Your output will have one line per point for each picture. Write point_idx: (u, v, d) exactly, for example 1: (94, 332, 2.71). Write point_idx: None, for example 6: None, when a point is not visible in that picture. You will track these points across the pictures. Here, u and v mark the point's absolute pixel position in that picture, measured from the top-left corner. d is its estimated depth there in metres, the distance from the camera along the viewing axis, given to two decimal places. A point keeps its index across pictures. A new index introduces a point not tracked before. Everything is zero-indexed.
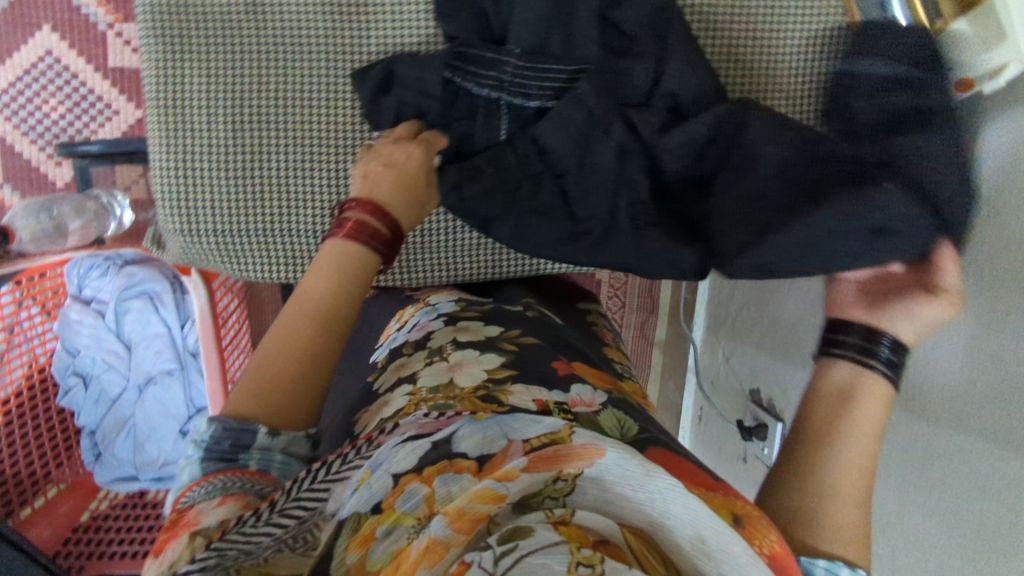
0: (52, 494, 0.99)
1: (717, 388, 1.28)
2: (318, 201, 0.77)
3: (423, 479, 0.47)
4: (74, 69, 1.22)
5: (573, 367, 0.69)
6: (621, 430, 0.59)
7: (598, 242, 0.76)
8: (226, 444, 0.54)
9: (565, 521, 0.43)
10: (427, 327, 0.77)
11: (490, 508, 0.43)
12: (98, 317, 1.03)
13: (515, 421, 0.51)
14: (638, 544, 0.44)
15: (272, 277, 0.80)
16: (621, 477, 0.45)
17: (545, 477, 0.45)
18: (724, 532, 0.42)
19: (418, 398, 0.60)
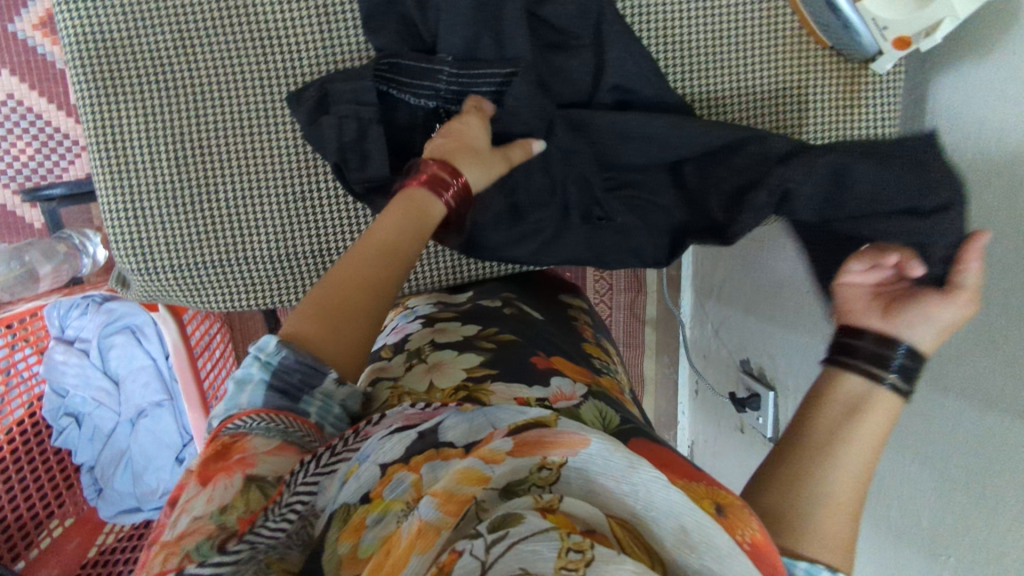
0: (58, 534, 1.01)
1: (709, 362, 1.28)
2: (273, 227, 0.76)
3: (410, 467, 0.45)
4: (38, 110, 1.23)
5: (555, 361, 0.64)
6: (606, 422, 0.55)
7: (551, 241, 0.76)
8: (293, 382, 0.54)
9: (552, 509, 0.40)
10: (405, 329, 0.73)
11: (477, 491, 0.41)
12: (84, 356, 1.06)
13: (500, 411, 0.48)
14: (625, 536, 0.39)
15: (237, 306, 0.80)
16: (604, 468, 0.42)
17: (531, 463, 0.43)
18: (709, 525, 0.39)
19: (400, 393, 0.59)
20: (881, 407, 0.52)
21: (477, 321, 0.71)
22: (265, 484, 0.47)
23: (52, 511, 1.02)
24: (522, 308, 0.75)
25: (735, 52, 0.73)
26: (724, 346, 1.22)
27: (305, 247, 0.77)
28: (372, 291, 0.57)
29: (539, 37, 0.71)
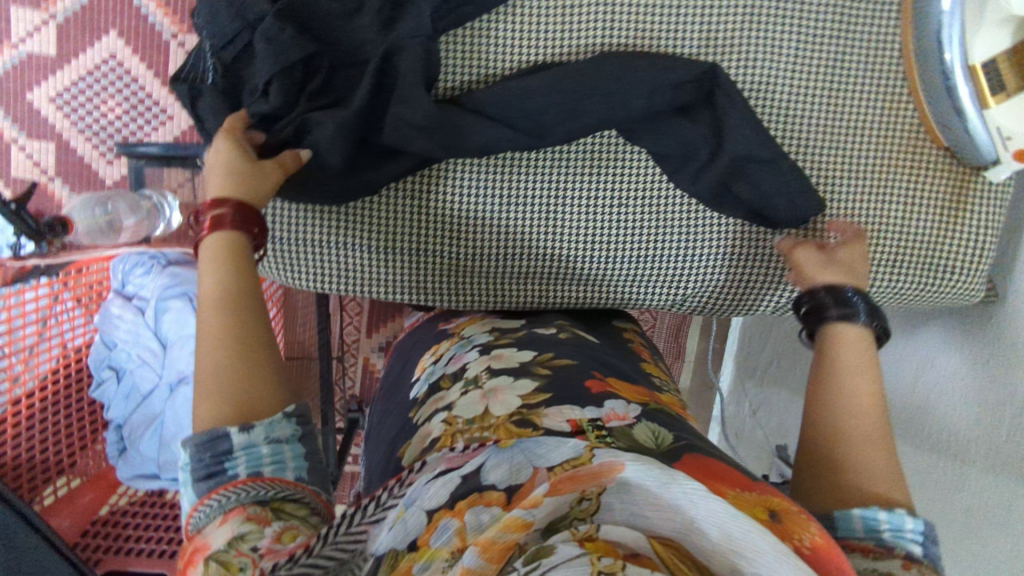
0: (74, 484, 1.00)
1: (743, 437, 1.26)
2: (389, 213, 0.68)
3: (455, 512, 0.36)
4: (135, 73, 1.18)
5: (608, 380, 0.54)
6: (657, 440, 0.45)
7: (702, 266, 0.72)
8: (206, 457, 0.42)
9: (591, 538, 0.34)
10: (462, 358, 0.61)
11: (519, 535, 0.34)
12: (138, 314, 1.04)
13: (538, 446, 0.40)
14: (671, 559, 0.35)
15: (321, 289, 0.71)
16: (642, 490, 0.37)
17: (569, 498, 0.36)
18: (752, 533, 0.34)
19: (454, 430, 0.48)
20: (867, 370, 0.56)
21: (533, 347, 0.61)
22: (217, 559, 0.37)
23: (64, 467, 0.99)
24: (578, 333, 0.66)
25: (852, 74, 0.70)
26: (760, 427, 1.20)
27: (420, 244, 0.70)
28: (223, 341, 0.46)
29: (679, 98, 0.64)
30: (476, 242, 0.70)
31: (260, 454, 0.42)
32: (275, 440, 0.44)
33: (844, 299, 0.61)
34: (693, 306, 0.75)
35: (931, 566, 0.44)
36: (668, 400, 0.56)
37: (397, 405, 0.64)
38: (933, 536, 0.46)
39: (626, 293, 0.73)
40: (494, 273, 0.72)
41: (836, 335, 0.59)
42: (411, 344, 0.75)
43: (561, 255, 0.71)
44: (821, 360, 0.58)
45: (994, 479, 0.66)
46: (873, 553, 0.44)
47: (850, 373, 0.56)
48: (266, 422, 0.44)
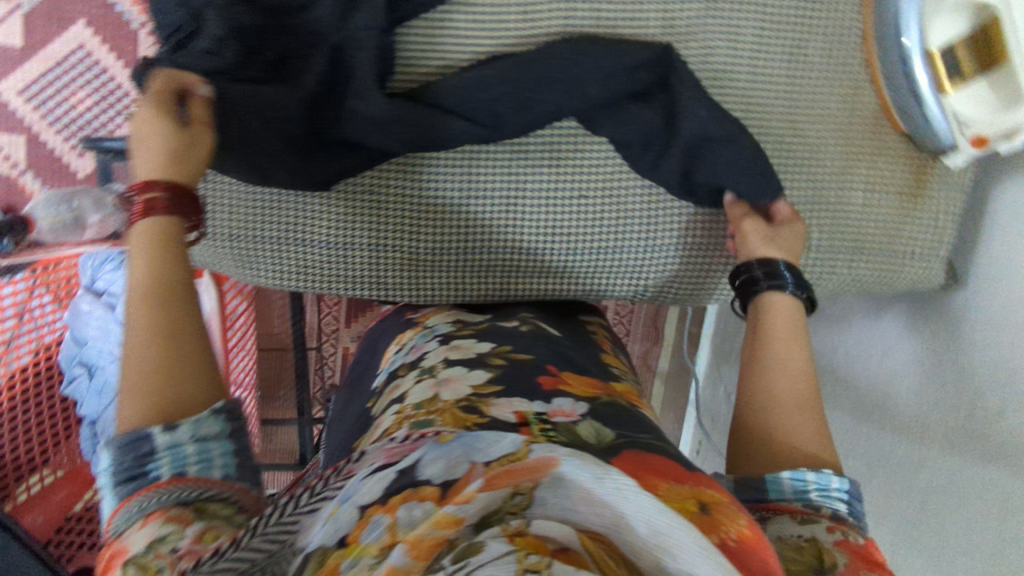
0: (47, 481, 1.00)
1: (716, 422, 1.28)
2: (348, 210, 0.68)
3: (387, 508, 0.38)
4: (104, 64, 1.16)
5: (563, 375, 0.55)
6: (598, 438, 0.47)
7: (664, 258, 0.72)
8: (128, 459, 0.43)
9: (521, 534, 0.36)
10: (422, 348, 0.61)
11: (447, 532, 0.36)
12: (108, 310, 0.99)
13: (477, 439, 0.41)
14: (599, 552, 0.37)
15: (284, 285, 0.71)
16: (577, 484, 0.38)
17: (503, 493, 0.38)
18: (680, 529, 0.35)
19: (402, 417, 0.49)
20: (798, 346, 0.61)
21: (494, 338, 0.61)
22: (137, 561, 0.38)
23: (36, 465, 0.99)
24: (540, 325, 0.66)
25: (814, 62, 0.69)
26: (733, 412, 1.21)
27: (385, 240, 0.70)
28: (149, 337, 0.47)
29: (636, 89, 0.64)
30: (437, 236, 0.70)
31: (184, 454, 0.44)
32: (200, 441, 0.45)
33: (778, 269, 0.64)
34: (659, 295, 0.76)
35: (854, 519, 0.52)
36: (621, 389, 0.58)
37: (360, 395, 0.64)
38: (854, 493, 0.53)
39: (590, 284, 0.74)
40: (458, 267, 0.72)
41: (773, 304, 0.64)
42: (378, 335, 0.75)
43: (526, 249, 0.72)
44: (760, 327, 0.63)
45: (947, 462, 0.67)
46: (799, 516, 0.51)
47: (782, 347, 0.61)
48: (191, 421, 0.45)
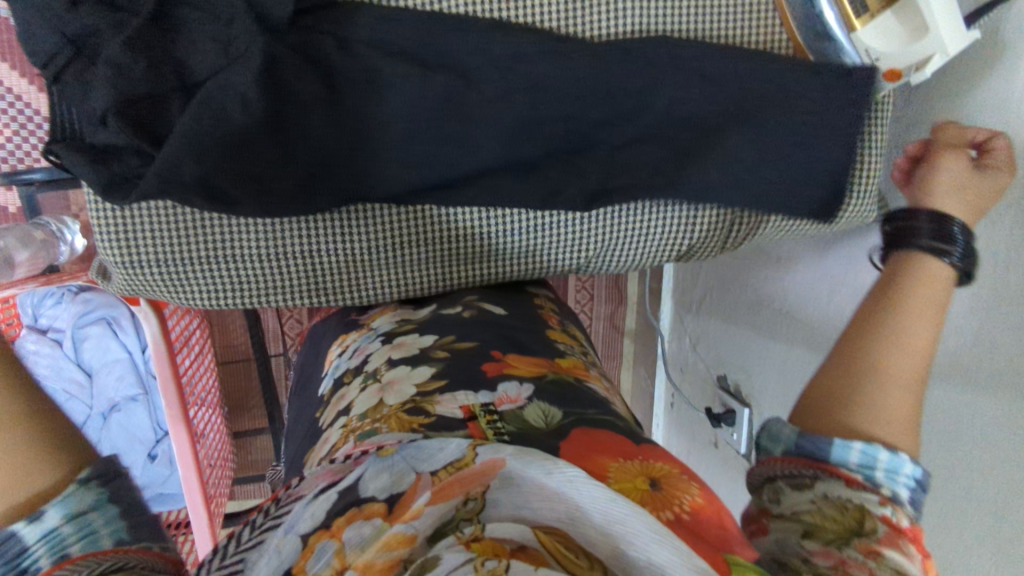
0: None
1: (686, 375, 1.30)
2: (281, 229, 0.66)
3: (333, 532, 0.36)
4: (12, 88, 1.07)
5: (507, 358, 0.55)
6: (546, 420, 0.46)
7: (604, 225, 0.71)
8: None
9: (477, 539, 0.36)
10: (366, 350, 0.61)
11: (401, 552, 0.35)
12: (56, 347, 1.02)
13: (419, 450, 0.41)
14: (555, 544, 0.37)
15: (224, 304, 0.69)
16: (529, 482, 0.38)
17: (454, 502, 0.38)
18: (630, 517, 0.36)
19: (349, 430, 0.48)
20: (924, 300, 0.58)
21: (441, 330, 0.60)
22: None
23: None
24: (484, 308, 0.65)
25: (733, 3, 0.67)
26: (701, 361, 1.23)
27: (315, 245, 0.67)
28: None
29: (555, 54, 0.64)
30: (375, 240, 0.68)
31: (63, 535, 0.34)
32: (72, 518, 0.35)
33: (946, 233, 0.60)
34: (606, 264, 0.76)
35: (911, 510, 0.48)
36: (568, 364, 0.58)
37: (308, 404, 0.64)
38: (922, 484, 0.49)
39: (536, 265, 0.74)
40: (402, 267, 0.70)
41: (927, 272, 0.60)
42: (320, 338, 0.76)
43: (461, 235, 0.69)
44: (901, 279, 0.60)
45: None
46: (855, 485, 0.48)
47: (916, 316, 0.57)
48: (56, 501, 0.35)
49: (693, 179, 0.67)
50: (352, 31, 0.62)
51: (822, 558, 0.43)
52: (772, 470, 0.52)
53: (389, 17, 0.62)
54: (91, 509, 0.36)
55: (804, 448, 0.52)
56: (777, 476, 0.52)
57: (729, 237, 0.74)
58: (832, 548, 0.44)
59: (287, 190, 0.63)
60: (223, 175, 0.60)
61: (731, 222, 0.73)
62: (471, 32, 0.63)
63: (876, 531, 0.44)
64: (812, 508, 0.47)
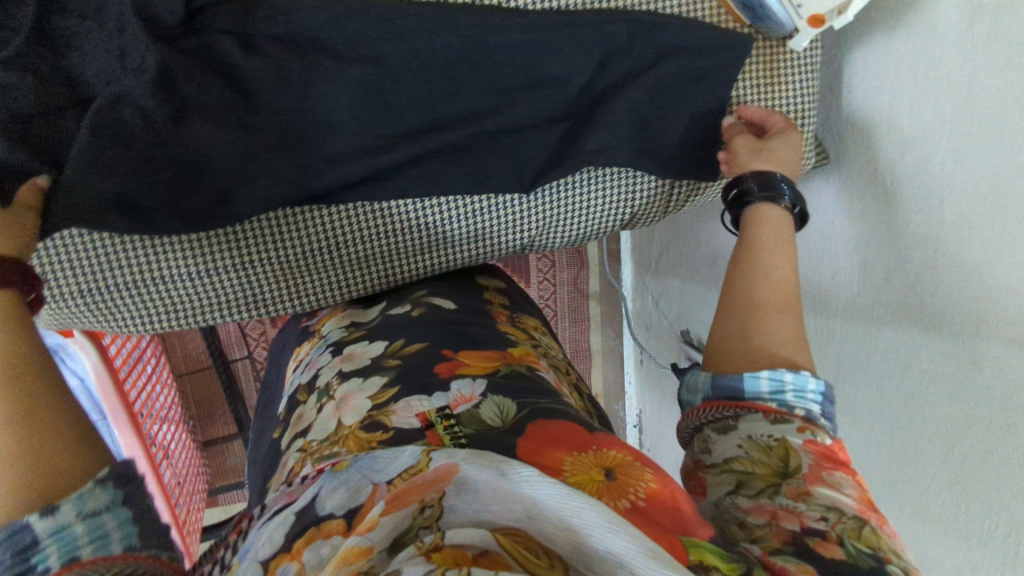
0: None
1: (652, 333, 1.30)
2: (208, 245, 0.63)
3: (292, 555, 0.31)
4: None
5: (459, 357, 0.51)
6: (502, 417, 0.42)
7: (544, 201, 0.70)
8: (4, 559, 0.33)
9: (438, 548, 0.30)
10: (317, 364, 0.58)
11: (360, 565, 0.29)
12: None
13: (374, 460, 0.34)
14: (518, 547, 0.30)
15: (158, 327, 0.66)
16: (483, 480, 0.32)
17: (408, 512, 0.31)
18: (585, 509, 0.30)
19: (305, 455, 0.43)
20: (766, 250, 0.58)
21: (386, 333, 0.58)
22: None
23: None
24: (432, 303, 0.63)
25: None
26: (665, 318, 1.23)
27: (245, 256, 0.64)
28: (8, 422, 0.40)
29: (474, 32, 0.61)
30: (309, 243, 0.65)
31: (73, 536, 0.35)
32: (90, 514, 0.37)
33: (772, 183, 0.61)
34: (551, 242, 0.74)
35: (828, 425, 0.48)
36: (519, 352, 0.56)
37: (268, 422, 0.62)
38: (831, 397, 0.50)
39: (479, 250, 0.72)
40: (341, 268, 0.68)
41: (762, 216, 0.60)
42: (278, 352, 0.73)
43: (396, 229, 0.67)
44: (751, 230, 0.59)
45: (855, 330, 0.70)
46: (772, 415, 0.48)
47: (768, 254, 0.58)
48: (73, 496, 0.37)
49: (602, 146, 0.66)
50: (254, 27, 0.58)
51: (755, 516, 0.41)
52: (699, 418, 0.52)
53: (291, 8, 0.58)
54: (107, 507, 0.37)
55: (720, 391, 0.52)
56: (706, 425, 0.51)
57: (671, 200, 0.73)
58: (764, 502, 0.42)
59: (207, 200, 0.60)
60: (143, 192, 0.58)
61: (669, 187, 0.72)
62: (380, 18, 0.59)
63: (801, 468, 0.44)
64: (742, 453, 0.47)
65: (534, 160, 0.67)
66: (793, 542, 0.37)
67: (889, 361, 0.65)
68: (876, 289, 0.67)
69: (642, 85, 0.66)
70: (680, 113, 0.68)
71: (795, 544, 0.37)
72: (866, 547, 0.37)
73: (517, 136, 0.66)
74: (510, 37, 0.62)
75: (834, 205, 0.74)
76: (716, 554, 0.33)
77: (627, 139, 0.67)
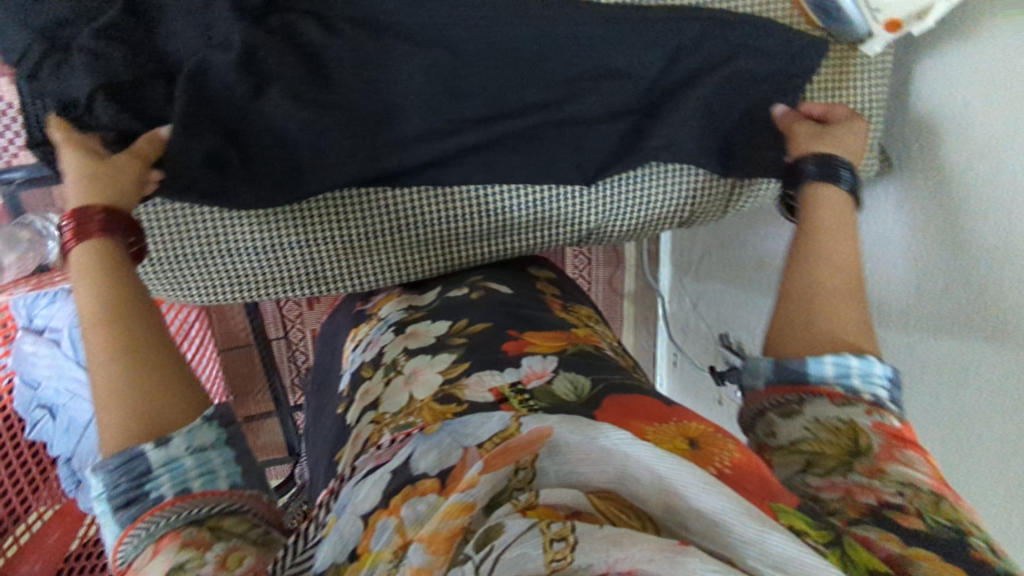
0: (36, 525, 0.95)
1: (688, 334, 1.29)
2: (274, 219, 0.64)
3: (391, 510, 0.34)
4: None
5: (525, 336, 0.52)
6: (576, 391, 0.43)
7: (603, 193, 0.70)
8: (123, 482, 0.40)
9: (532, 506, 0.33)
10: (379, 341, 0.58)
11: (463, 520, 0.32)
12: (54, 346, 0.97)
13: (465, 425, 0.38)
14: (612, 510, 0.34)
15: (222, 298, 0.68)
16: (578, 445, 0.35)
17: (505, 472, 0.34)
18: (680, 468, 0.33)
19: (381, 426, 0.44)
20: (834, 241, 0.57)
21: (447, 313, 0.59)
22: None
23: None
24: (491, 288, 0.63)
25: None
26: (703, 321, 1.22)
27: (308, 232, 0.65)
28: (118, 352, 0.44)
29: (546, 23, 0.61)
30: (372, 222, 0.66)
31: (184, 468, 0.41)
32: (198, 450, 0.42)
33: (834, 168, 0.61)
34: (609, 235, 0.74)
35: (895, 409, 0.47)
36: (582, 334, 0.56)
37: (328, 404, 0.61)
38: (898, 382, 0.49)
39: (538, 239, 0.72)
40: (401, 248, 0.68)
41: (821, 199, 0.60)
42: (332, 333, 0.73)
43: (457, 214, 0.68)
44: (807, 216, 0.60)
45: (914, 339, 0.69)
46: (838, 399, 0.47)
47: (831, 238, 0.57)
48: (183, 432, 0.42)
49: (666, 141, 0.66)
50: (332, 10, 0.59)
51: (828, 492, 0.41)
52: (760, 403, 0.51)
53: None
54: (213, 445, 0.43)
55: (783, 376, 0.51)
56: (767, 409, 0.50)
57: (732, 198, 0.72)
58: (835, 478, 0.42)
59: (279, 174, 0.61)
60: (218, 157, 0.59)
61: (731, 183, 0.71)
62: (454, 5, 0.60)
63: (872, 447, 0.43)
64: (809, 436, 0.46)
65: (597, 152, 0.67)
66: (870, 514, 0.38)
67: (949, 371, 0.65)
68: (938, 298, 0.66)
69: (711, 85, 0.65)
70: (748, 114, 0.67)
71: (876, 517, 0.38)
72: (946, 519, 0.37)
73: (581, 128, 0.66)
74: (581, 29, 0.62)
75: (897, 213, 0.73)
76: (805, 521, 0.34)
77: (693, 136, 0.67)
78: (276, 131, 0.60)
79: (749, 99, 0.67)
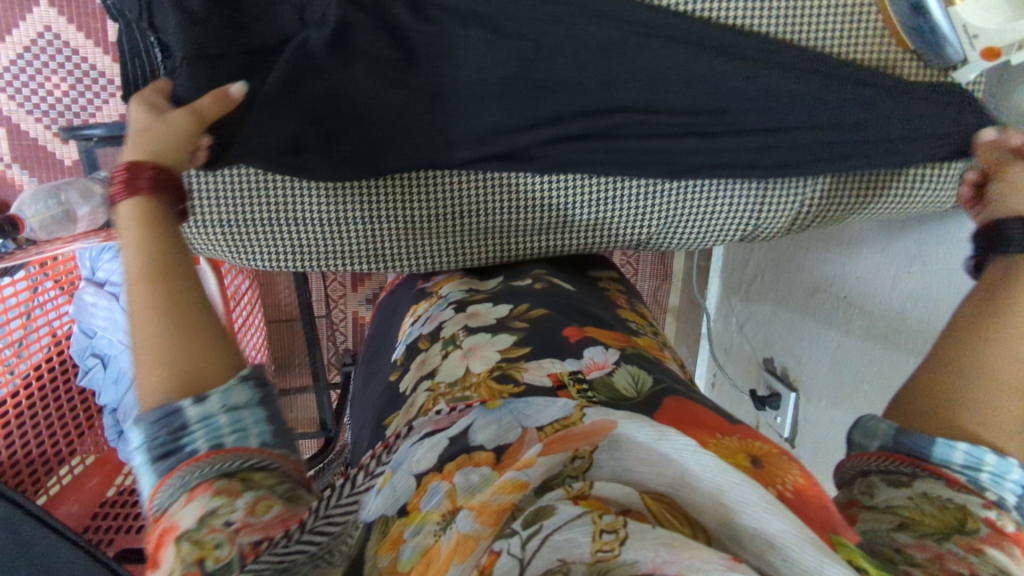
0: (77, 469, 0.98)
1: (730, 355, 1.27)
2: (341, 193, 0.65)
3: (445, 475, 0.36)
4: (74, 44, 1.07)
5: (587, 329, 0.52)
6: (636, 387, 0.43)
7: (673, 198, 0.69)
8: (161, 434, 0.38)
9: (585, 496, 0.32)
10: (439, 317, 0.59)
11: (514, 497, 0.32)
12: (112, 299, 0.99)
13: (527, 407, 0.39)
14: (662, 511, 0.32)
15: (282, 267, 0.69)
16: (637, 445, 0.34)
17: (562, 458, 0.34)
18: (743, 485, 0.31)
19: (436, 395, 0.45)
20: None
21: (508, 299, 0.58)
22: (191, 538, 0.34)
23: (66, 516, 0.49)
24: (553, 281, 0.63)
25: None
26: (747, 342, 1.20)
27: (373, 209, 0.66)
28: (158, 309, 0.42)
29: (633, 24, 0.61)
30: (436, 205, 0.67)
31: (218, 425, 0.39)
32: (233, 408, 0.40)
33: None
34: (670, 242, 0.73)
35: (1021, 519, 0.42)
36: (645, 343, 0.55)
37: (380, 370, 0.62)
38: None
39: (597, 239, 0.71)
40: (462, 234, 0.68)
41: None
42: (389, 311, 0.74)
43: (520, 206, 0.68)
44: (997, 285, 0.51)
45: None
46: (958, 487, 0.42)
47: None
48: (220, 389, 0.40)
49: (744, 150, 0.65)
50: None
51: (918, 551, 0.39)
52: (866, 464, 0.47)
53: None
54: (247, 404, 0.41)
55: (902, 445, 0.46)
56: (871, 470, 0.46)
57: (799, 218, 0.71)
58: (928, 542, 0.39)
59: (356, 148, 0.62)
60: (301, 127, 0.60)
61: (802, 202, 0.69)
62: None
63: (979, 531, 0.39)
64: (910, 504, 0.43)
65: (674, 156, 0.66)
66: None
67: None
68: None
69: (808, 103, 0.62)
70: None
71: None
72: None
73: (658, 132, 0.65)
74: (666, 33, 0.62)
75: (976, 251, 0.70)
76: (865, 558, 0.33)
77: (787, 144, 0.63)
78: (359, 106, 0.61)
79: (849, 126, 0.62)
